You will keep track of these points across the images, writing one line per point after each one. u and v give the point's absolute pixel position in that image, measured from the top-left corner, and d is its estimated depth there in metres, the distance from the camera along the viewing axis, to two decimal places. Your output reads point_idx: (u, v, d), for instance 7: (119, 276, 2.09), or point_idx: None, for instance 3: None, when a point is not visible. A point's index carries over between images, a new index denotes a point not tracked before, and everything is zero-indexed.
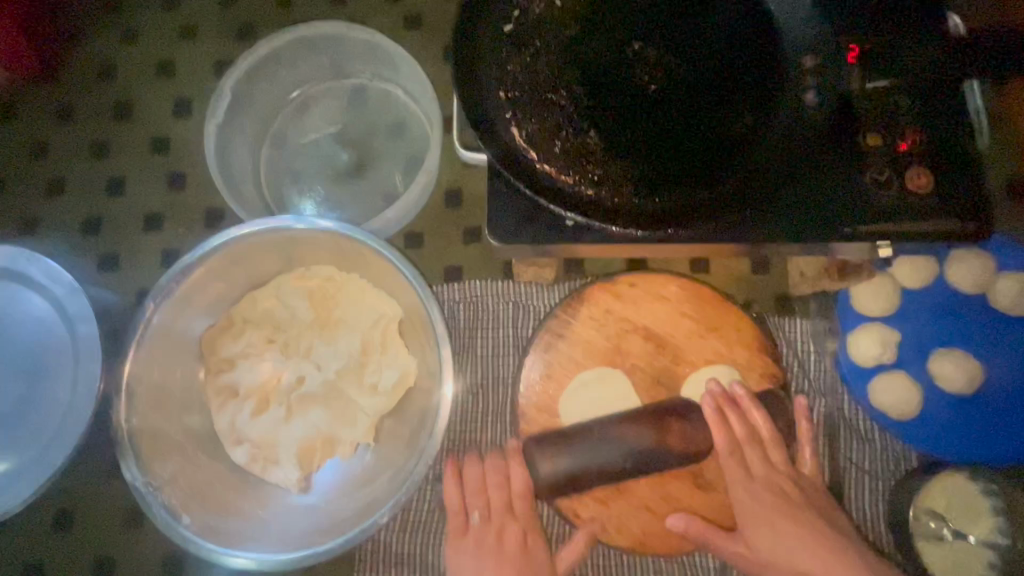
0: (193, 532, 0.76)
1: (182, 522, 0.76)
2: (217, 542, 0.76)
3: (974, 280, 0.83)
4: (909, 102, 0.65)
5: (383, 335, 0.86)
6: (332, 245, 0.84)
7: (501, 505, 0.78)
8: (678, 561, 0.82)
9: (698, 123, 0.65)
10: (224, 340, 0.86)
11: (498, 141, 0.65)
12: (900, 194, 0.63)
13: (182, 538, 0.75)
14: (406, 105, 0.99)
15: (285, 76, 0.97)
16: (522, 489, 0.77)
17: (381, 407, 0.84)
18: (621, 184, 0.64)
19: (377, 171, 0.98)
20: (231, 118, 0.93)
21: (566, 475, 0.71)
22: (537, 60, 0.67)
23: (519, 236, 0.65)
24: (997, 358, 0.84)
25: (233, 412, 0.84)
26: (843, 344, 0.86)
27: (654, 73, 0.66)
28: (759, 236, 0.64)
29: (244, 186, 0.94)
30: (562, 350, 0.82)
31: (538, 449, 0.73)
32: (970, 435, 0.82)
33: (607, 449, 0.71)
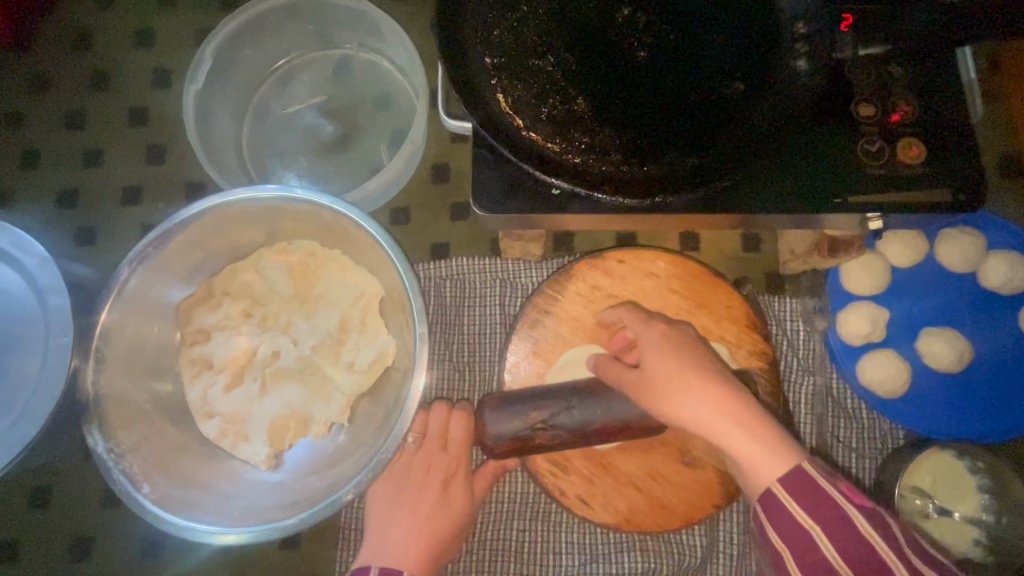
0: (152, 502, 0.73)
1: (142, 492, 0.73)
2: (174, 514, 0.73)
3: (966, 258, 0.82)
4: (899, 72, 0.64)
5: (362, 314, 0.84)
6: (311, 218, 0.82)
7: (435, 449, 0.80)
8: (664, 539, 0.82)
9: (688, 91, 0.63)
10: (200, 311, 0.84)
11: (482, 106, 0.63)
12: (891, 163, 0.62)
13: (139, 507, 0.72)
14: (393, 77, 0.97)
15: (268, 44, 0.95)
16: (460, 439, 0.80)
17: (356, 388, 0.82)
18: (609, 153, 0.62)
19: (363, 144, 0.95)
20: (212, 87, 0.91)
21: (513, 436, 0.68)
22: (525, 24, 0.65)
23: (503, 205, 0.64)
24: (984, 337, 0.84)
25: (206, 384, 0.82)
26: (832, 323, 0.85)
27: (645, 39, 0.64)
28: (749, 206, 0.63)
29: (225, 157, 0.91)
30: (550, 326, 0.80)
31: (492, 407, 0.70)
32: (958, 413, 0.82)
33: (562, 401, 0.68)
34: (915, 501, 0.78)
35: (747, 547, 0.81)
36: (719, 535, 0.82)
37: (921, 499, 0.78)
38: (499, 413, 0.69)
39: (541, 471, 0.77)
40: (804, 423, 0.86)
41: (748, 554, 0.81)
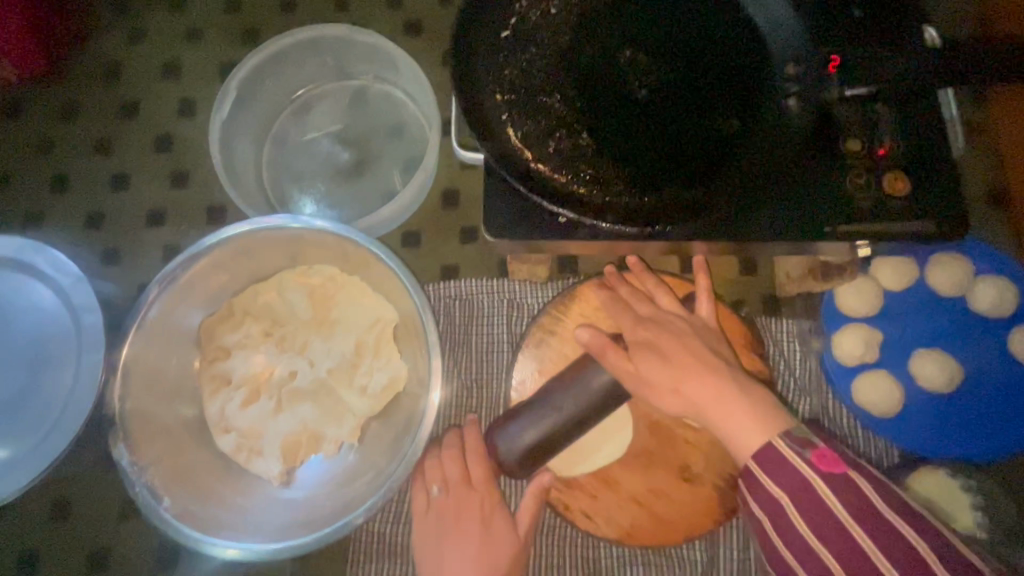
0: (173, 514, 0.77)
1: (163, 504, 0.77)
2: (194, 527, 0.77)
3: (954, 282, 0.86)
4: (886, 110, 0.68)
5: (377, 338, 0.88)
6: (332, 246, 0.87)
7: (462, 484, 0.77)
8: (666, 554, 0.84)
9: (688, 127, 0.68)
10: (222, 329, 0.87)
11: (494, 141, 0.68)
12: (878, 195, 0.66)
13: (161, 519, 0.76)
14: (407, 107, 1.02)
15: (290, 76, 1.00)
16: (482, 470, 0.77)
17: (369, 409, 0.86)
18: (612, 184, 0.67)
19: (377, 170, 1.00)
20: (236, 116, 0.96)
21: (524, 446, 0.74)
22: (534, 64, 0.70)
23: (512, 231, 0.68)
24: (973, 358, 0.87)
25: (224, 400, 0.86)
26: (827, 344, 0.88)
27: (646, 79, 0.69)
28: (744, 236, 0.67)
29: (247, 182, 0.96)
30: (555, 345, 0.84)
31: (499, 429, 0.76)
32: (950, 433, 0.84)
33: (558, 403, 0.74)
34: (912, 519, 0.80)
35: (748, 563, 0.83)
36: (721, 552, 0.84)
37: None
38: (504, 433, 0.75)
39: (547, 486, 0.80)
40: None
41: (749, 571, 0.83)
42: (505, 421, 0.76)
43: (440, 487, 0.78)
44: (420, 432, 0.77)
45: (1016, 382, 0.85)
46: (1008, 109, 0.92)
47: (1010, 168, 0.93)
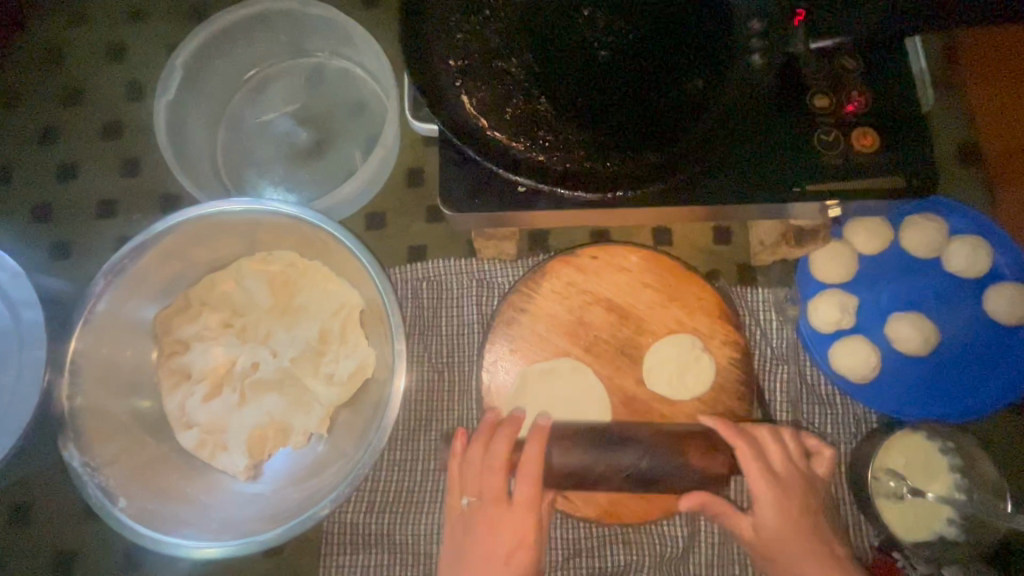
0: (128, 516, 0.74)
1: (118, 506, 0.74)
2: (152, 528, 0.74)
3: (928, 243, 0.85)
4: (853, 64, 0.66)
5: (342, 324, 0.85)
6: (289, 230, 0.83)
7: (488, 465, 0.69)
8: (647, 530, 0.82)
9: (649, 88, 0.65)
10: (179, 321, 0.84)
11: (448, 110, 0.64)
12: (847, 152, 0.64)
13: (115, 521, 0.73)
14: (366, 84, 0.98)
15: (241, 55, 0.96)
16: (507, 453, 0.69)
17: (337, 397, 0.83)
18: (573, 149, 0.64)
19: (337, 150, 0.96)
20: (185, 98, 0.91)
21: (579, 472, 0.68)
22: (488, 27, 0.67)
23: (471, 204, 0.65)
24: (948, 320, 0.86)
25: (185, 394, 0.82)
26: (804, 311, 0.87)
27: (605, 39, 0.66)
28: (711, 199, 0.65)
29: (199, 167, 0.92)
30: (526, 324, 0.81)
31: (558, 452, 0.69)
32: (924, 394, 0.84)
33: (631, 456, 0.68)
34: (890, 485, 0.80)
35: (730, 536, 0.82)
36: (703, 525, 0.83)
37: (895, 480, 0.80)
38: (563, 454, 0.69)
39: None
40: (780, 410, 0.87)
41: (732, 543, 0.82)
42: (563, 442, 0.70)
43: (474, 497, 0.69)
44: (386, 417, 0.74)
45: (991, 341, 0.84)
46: (977, 66, 0.91)
47: (983, 126, 0.92)
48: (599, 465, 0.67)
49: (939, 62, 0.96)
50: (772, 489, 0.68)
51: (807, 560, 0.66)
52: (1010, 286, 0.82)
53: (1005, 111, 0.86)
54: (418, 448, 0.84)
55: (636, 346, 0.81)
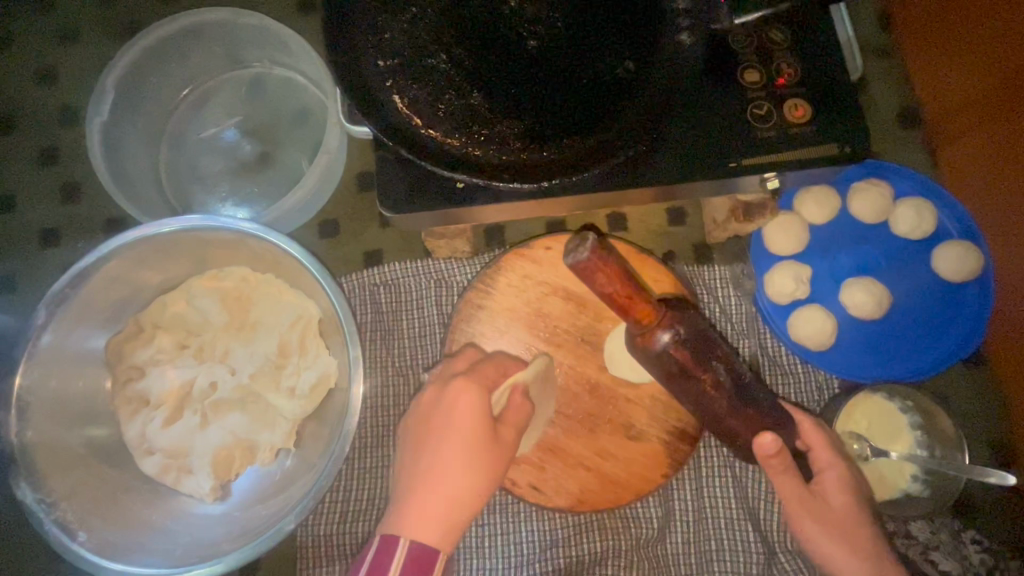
0: (90, 550, 0.72)
1: (78, 540, 0.72)
2: (115, 560, 0.72)
3: (875, 208, 0.86)
4: (780, 38, 0.67)
5: (301, 336, 0.84)
6: (237, 245, 0.82)
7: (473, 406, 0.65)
8: (621, 515, 0.83)
9: (581, 75, 0.65)
10: (131, 346, 0.82)
11: (380, 112, 0.64)
12: (780, 125, 0.65)
13: (76, 556, 0.71)
14: (309, 91, 0.96)
15: (176, 71, 0.93)
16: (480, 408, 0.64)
17: (300, 410, 0.82)
18: (510, 141, 0.64)
19: (284, 161, 0.95)
20: (121, 119, 0.89)
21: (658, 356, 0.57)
22: (416, 24, 0.66)
23: (412, 204, 0.64)
24: (899, 282, 0.88)
25: (144, 421, 0.81)
26: (760, 285, 0.88)
27: (534, 29, 0.65)
28: (651, 181, 0.65)
29: (143, 188, 0.90)
30: (485, 320, 0.81)
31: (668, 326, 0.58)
32: (880, 357, 0.86)
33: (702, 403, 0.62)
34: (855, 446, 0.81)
35: (703, 512, 0.83)
36: (676, 504, 0.84)
37: (858, 442, 0.81)
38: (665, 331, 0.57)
39: None
40: None
41: (705, 519, 0.83)
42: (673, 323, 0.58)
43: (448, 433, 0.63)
44: (348, 425, 0.73)
45: (940, 299, 0.86)
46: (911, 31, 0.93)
47: (921, 90, 0.93)
48: (702, 372, 0.59)
49: (876, 29, 0.97)
50: (835, 470, 0.71)
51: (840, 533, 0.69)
52: (956, 244, 0.84)
53: (939, 75, 0.88)
54: (387, 454, 0.84)
55: (596, 333, 0.80)
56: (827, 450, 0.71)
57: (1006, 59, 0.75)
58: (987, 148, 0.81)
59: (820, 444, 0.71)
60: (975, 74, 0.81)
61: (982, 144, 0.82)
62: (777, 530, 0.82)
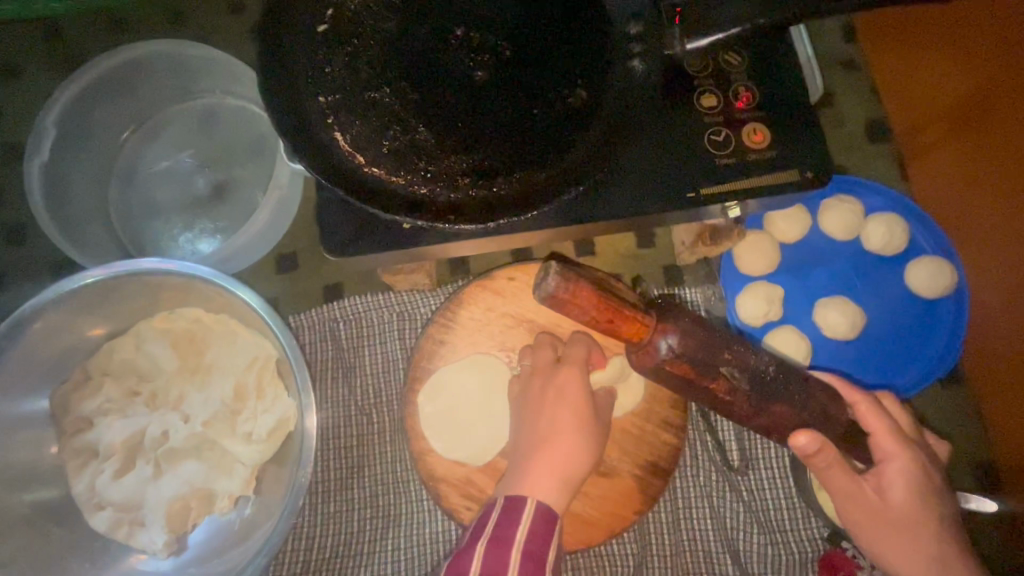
0: None
1: None
2: None
3: (845, 225, 0.84)
4: (737, 61, 0.65)
5: (257, 378, 0.80)
6: (187, 287, 0.78)
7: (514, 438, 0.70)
8: (596, 552, 0.80)
9: (530, 106, 0.63)
10: (78, 397, 0.78)
11: (321, 151, 0.61)
12: (739, 151, 0.63)
13: None
14: (263, 121, 0.93)
15: (123, 105, 0.90)
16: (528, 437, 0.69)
17: (258, 456, 0.78)
18: (459, 177, 0.61)
19: (239, 194, 0.92)
20: (65, 157, 0.86)
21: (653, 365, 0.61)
22: (357, 57, 0.63)
23: (359, 245, 0.61)
24: (873, 300, 0.86)
25: (92, 474, 0.77)
26: (732, 307, 0.86)
27: (481, 59, 0.63)
28: (606, 214, 0.62)
29: (90, 228, 0.87)
30: (449, 355, 0.77)
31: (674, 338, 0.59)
32: (856, 377, 0.84)
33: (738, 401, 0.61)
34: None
35: (681, 547, 0.80)
36: (653, 539, 0.81)
37: None
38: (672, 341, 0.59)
39: (459, 507, 0.74)
40: None
41: (683, 554, 0.80)
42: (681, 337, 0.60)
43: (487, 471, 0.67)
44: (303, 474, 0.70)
45: (916, 317, 0.84)
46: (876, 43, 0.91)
47: (889, 102, 0.92)
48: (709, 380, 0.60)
49: (842, 41, 0.96)
50: (900, 460, 0.65)
51: (903, 540, 0.65)
52: (928, 260, 0.82)
53: (907, 87, 0.86)
54: (352, 497, 0.81)
55: None
56: (887, 438, 0.66)
57: (973, 74, 0.73)
58: (958, 163, 0.80)
59: (882, 430, 0.66)
60: (943, 88, 0.79)
61: (953, 159, 0.81)
62: (757, 562, 0.79)
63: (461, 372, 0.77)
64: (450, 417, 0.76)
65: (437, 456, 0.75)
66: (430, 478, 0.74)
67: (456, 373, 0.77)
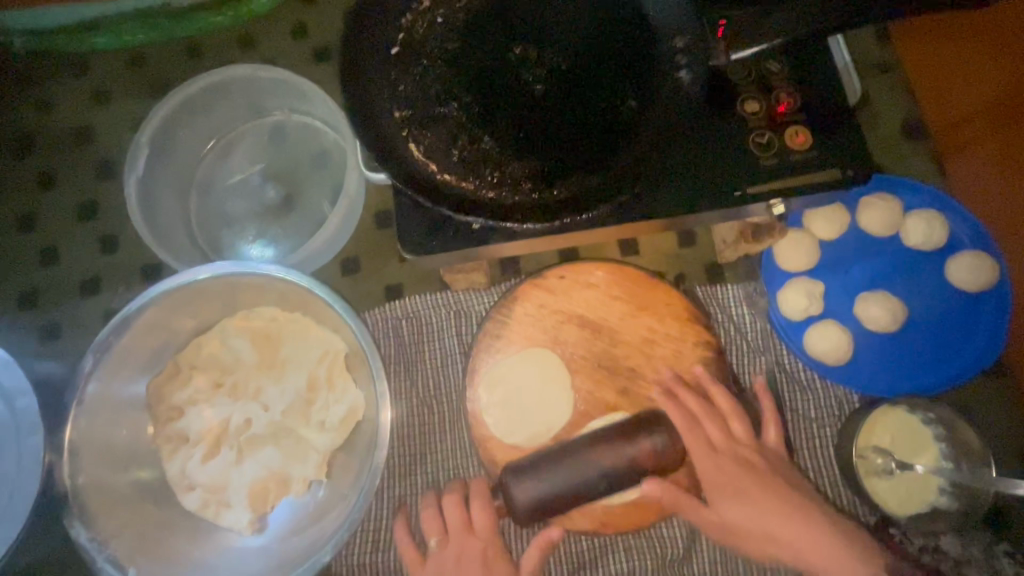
0: None
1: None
2: None
3: (885, 222, 0.86)
4: (777, 67, 0.69)
5: (328, 371, 0.87)
6: (268, 287, 0.86)
7: None
8: (646, 535, 0.84)
9: (585, 115, 0.69)
10: (170, 388, 0.86)
11: (397, 160, 0.67)
12: (781, 153, 0.67)
13: None
14: (327, 134, 1.01)
15: (204, 123, 1.00)
16: None
17: (330, 442, 0.85)
18: (522, 181, 0.67)
19: (306, 202, 0.99)
20: (154, 172, 0.95)
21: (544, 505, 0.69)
22: (427, 75, 0.70)
23: (431, 246, 0.68)
24: (915, 294, 0.88)
25: (184, 458, 0.85)
26: (773, 302, 0.89)
27: (539, 74, 0.70)
28: (658, 213, 0.67)
29: (175, 235, 0.95)
30: (504, 349, 0.83)
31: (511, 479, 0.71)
32: (898, 368, 0.86)
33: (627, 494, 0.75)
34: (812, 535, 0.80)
35: None
36: (701, 525, 0.84)
37: (882, 457, 0.81)
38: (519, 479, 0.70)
39: None
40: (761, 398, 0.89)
41: None
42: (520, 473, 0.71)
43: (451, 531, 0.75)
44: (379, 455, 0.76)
45: (957, 310, 0.86)
46: (908, 45, 0.95)
47: (923, 102, 0.95)
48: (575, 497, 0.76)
49: (875, 45, 0.99)
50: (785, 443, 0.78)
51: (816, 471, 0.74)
52: (969, 255, 0.84)
53: (941, 90, 0.90)
54: (416, 482, 0.87)
55: (612, 358, 0.82)
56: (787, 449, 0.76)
57: (1004, 78, 0.76)
58: (991, 162, 0.83)
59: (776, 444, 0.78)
60: (978, 89, 0.82)
61: (986, 158, 0.84)
62: None
63: (522, 359, 0.82)
64: (508, 408, 0.81)
65: (496, 443, 0.80)
66: (490, 464, 0.80)
67: (519, 361, 0.82)
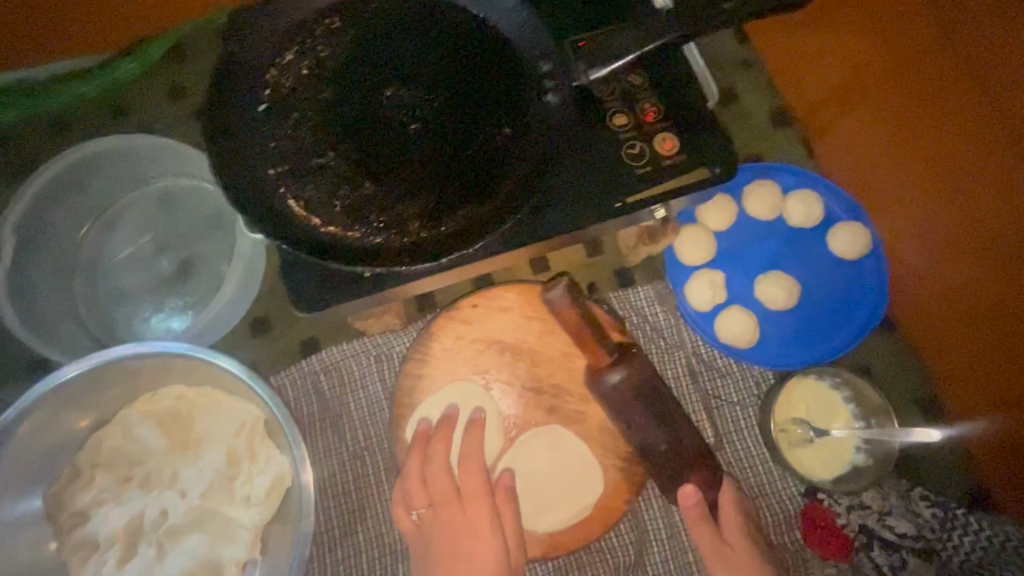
0: None
1: None
2: None
3: (767, 208, 0.93)
4: (640, 78, 0.72)
5: (247, 443, 0.82)
6: (166, 366, 0.80)
7: None
8: (597, 547, 0.84)
9: (463, 150, 0.70)
10: (71, 493, 0.80)
11: (277, 220, 0.66)
12: (654, 158, 0.69)
13: None
14: (217, 195, 0.97)
15: (79, 203, 0.94)
16: None
17: (258, 518, 0.80)
18: (408, 222, 0.68)
19: (203, 269, 0.95)
20: (28, 262, 0.89)
21: None
22: (300, 128, 0.69)
23: (324, 300, 0.66)
24: (806, 268, 0.94)
25: (96, 566, 0.78)
26: (682, 297, 0.92)
27: (411, 114, 0.70)
28: (546, 234, 0.69)
29: (59, 327, 0.89)
30: (427, 388, 0.81)
31: None
32: (801, 339, 0.92)
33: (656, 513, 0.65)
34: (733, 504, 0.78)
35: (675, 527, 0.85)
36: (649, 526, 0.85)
37: (800, 427, 0.88)
38: None
39: None
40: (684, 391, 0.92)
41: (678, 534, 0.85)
42: None
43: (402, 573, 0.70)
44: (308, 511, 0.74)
45: (843, 277, 0.93)
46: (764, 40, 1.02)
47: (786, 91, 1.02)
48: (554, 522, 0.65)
49: (738, 43, 1.06)
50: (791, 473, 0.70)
51: None
52: (845, 228, 0.91)
53: (911, 126, 0.76)
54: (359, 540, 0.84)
55: (535, 378, 0.82)
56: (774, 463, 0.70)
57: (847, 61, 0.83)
58: (955, 222, 0.75)
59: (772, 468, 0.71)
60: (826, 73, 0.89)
61: (947, 215, 0.76)
62: None
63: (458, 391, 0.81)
64: None
65: None
66: None
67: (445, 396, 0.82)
